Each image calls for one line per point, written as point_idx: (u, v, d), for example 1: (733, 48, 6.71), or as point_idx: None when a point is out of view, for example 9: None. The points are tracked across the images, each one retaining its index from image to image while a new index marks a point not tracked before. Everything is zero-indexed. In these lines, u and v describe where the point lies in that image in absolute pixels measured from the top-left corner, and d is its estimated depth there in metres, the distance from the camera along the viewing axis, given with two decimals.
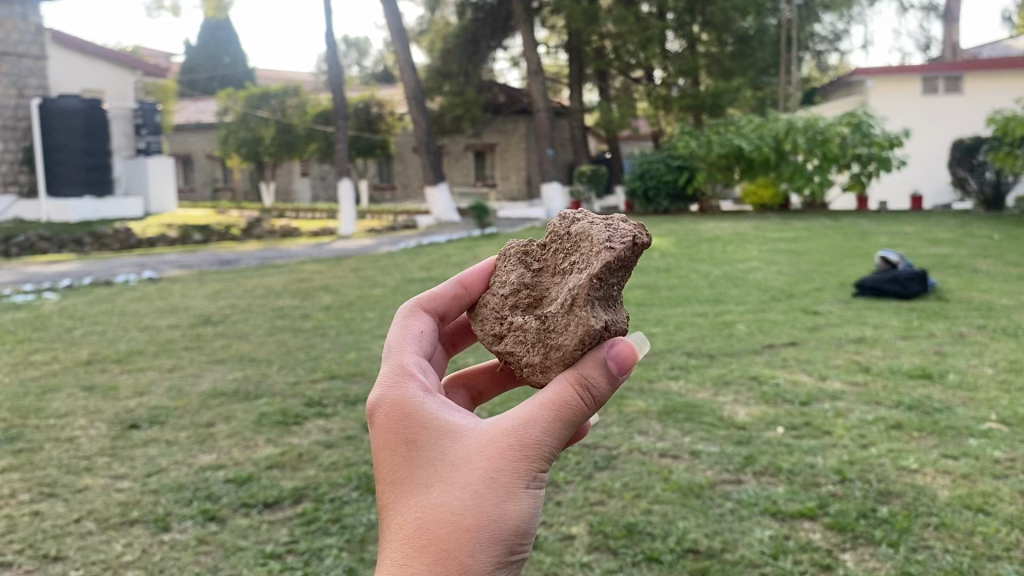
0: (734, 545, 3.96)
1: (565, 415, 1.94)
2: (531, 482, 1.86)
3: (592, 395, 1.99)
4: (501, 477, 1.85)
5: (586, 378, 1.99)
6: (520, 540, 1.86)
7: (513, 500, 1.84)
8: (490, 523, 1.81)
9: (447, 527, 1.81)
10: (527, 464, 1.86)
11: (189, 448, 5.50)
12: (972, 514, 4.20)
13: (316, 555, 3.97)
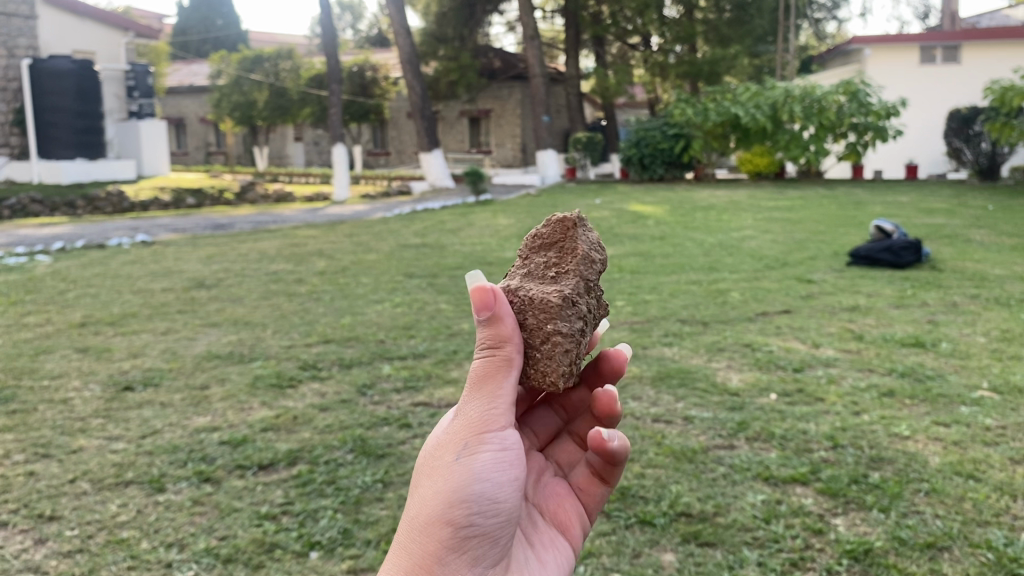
0: (726, 509, 3.99)
1: (483, 381, 1.95)
2: (466, 448, 1.92)
3: (491, 350, 1.97)
4: (444, 452, 1.95)
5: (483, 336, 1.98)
6: (474, 503, 1.91)
7: (450, 469, 1.91)
8: (434, 493, 1.91)
9: (412, 512, 1.94)
10: (461, 434, 1.94)
11: (184, 410, 5.51)
12: (963, 480, 4.23)
13: (311, 516, 3.99)
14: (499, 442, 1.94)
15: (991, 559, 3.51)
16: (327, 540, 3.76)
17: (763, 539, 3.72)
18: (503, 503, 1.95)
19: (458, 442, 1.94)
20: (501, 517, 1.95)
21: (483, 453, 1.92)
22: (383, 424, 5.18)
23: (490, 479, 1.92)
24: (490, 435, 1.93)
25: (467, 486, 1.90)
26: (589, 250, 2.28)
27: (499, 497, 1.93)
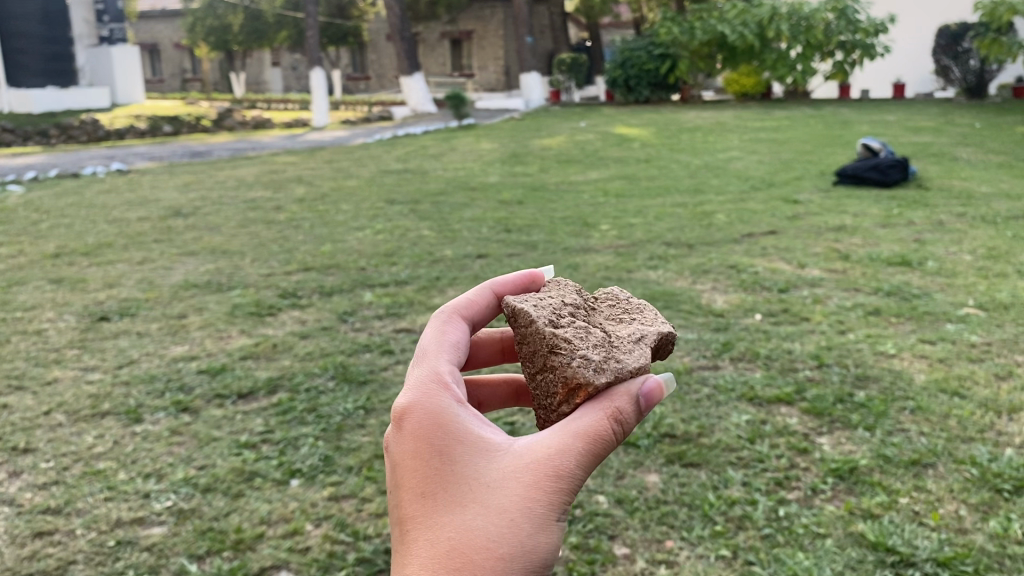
0: (710, 429, 3.96)
1: (602, 451, 1.67)
2: (565, 516, 1.59)
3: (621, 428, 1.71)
4: (544, 508, 1.57)
5: (624, 417, 1.73)
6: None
7: (548, 533, 1.57)
8: (525, 553, 1.54)
9: (487, 555, 1.51)
10: (569, 494, 1.60)
11: (161, 339, 5.41)
12: (948, 397, 4.22)
13: (291, 444, 3.94)
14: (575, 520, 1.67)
15: (975, 474, 3.49)
16: (308, 468, 3.70)
17: (748, 459, 3.69)
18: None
19: (561, 500, 1.59)
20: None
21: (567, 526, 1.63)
22: (365, 351, 5.10)
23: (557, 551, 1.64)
24: None
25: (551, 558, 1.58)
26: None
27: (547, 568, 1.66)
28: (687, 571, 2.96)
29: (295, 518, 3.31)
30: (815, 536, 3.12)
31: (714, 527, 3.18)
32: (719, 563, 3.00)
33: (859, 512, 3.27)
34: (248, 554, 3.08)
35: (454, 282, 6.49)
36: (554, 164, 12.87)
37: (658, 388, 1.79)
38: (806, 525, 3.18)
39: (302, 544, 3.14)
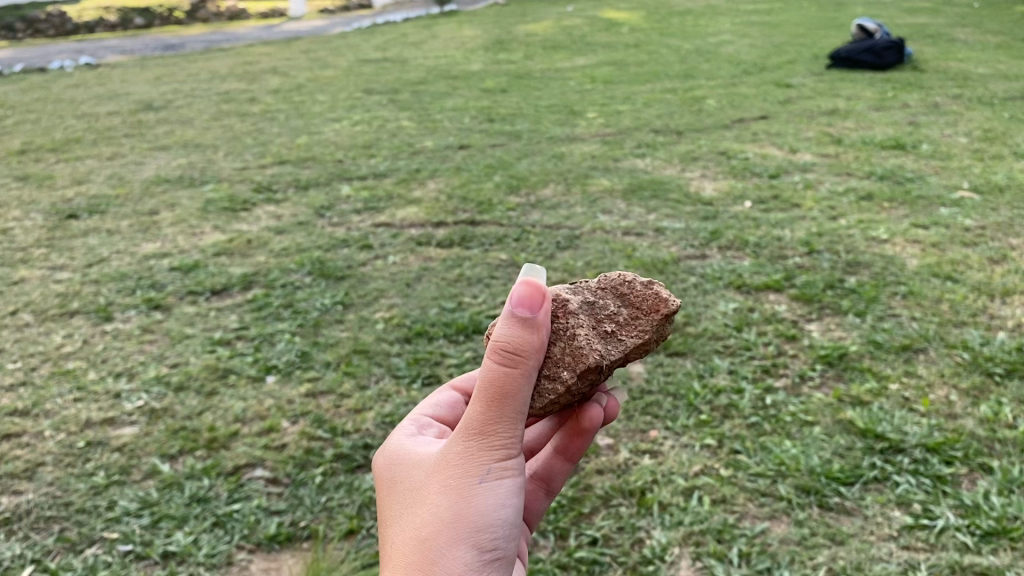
0: (697, 319, 3.85)
1: (506, 396, 1.48)
2: (484, 478, 1.49)
3: (507, 358, 1.47)
4: (459, 484, 1.50)
5: (513, 349, 1.47)
6: (491, 539, 1.53)
7: (470, 506, 1.50)
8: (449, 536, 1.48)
9: (409, 549, 1.50)
10: (483, 461, 1.49)
11: (132, 236, 5.23)
12: (941, 282, 4.11)
13: (267, 340, 3.82)
14: (519, 469, 1.53)
15: (966, 359, 3.42)
16: (284, 365, 3.58)
17: (735, 347, 3.60)
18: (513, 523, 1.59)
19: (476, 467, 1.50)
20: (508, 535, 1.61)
21: (505, 482, 1.51)
22: (343, 246, 4.93)
23: (507, 505, 1.54)
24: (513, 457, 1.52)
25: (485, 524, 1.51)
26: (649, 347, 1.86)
27: (511, 522, 1.57)
28: (671, 460, 2.88)
29: (270, 415, 3.21)
30: (803, 424, 3.05)
31: (700, 417, 3.10)
32: (704, 452, 2.93)
33: (848, 399, 3.20)
34: (222, 453, 2.98)
35: (435, 174, 6.27)
36: (539, 51, 12.42)
37: (521, 292, 1.49)
38: (793, 413, 3.10)
39: (278, 441, 3.05)
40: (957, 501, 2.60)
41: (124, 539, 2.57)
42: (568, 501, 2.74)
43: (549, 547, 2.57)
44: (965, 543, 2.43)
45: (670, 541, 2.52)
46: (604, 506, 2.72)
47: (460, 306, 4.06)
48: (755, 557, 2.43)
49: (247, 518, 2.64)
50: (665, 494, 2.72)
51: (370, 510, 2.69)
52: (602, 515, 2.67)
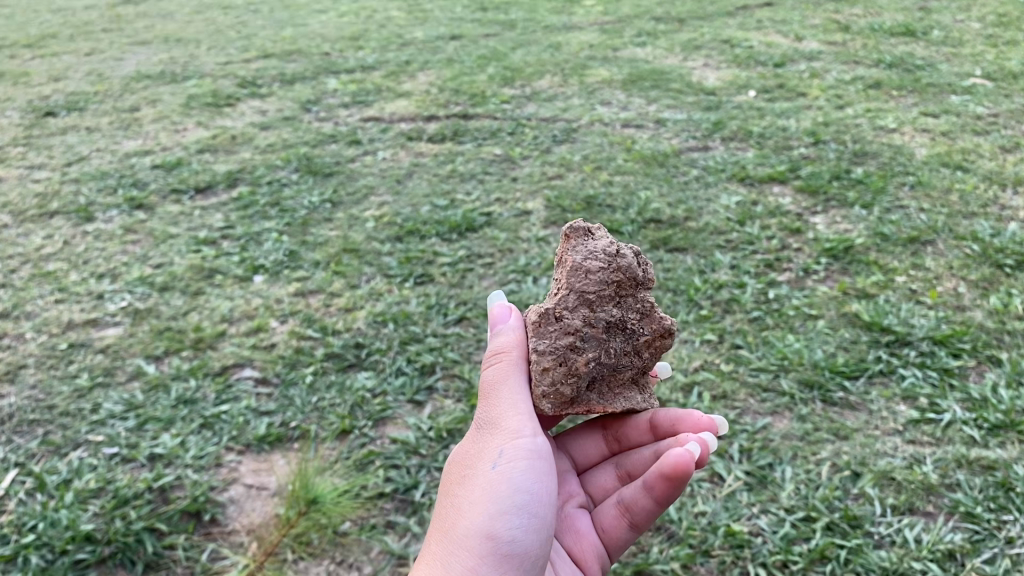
0: (698, 214, 3.71)
1: (503, 384, 1.59)
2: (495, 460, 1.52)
3: (498, 357, 1.63)
4: (475, 472, 1.53)
5: (499, 349, 1.64)
6: (508, 528, 1.47)
7: (484, 488, 1.49)
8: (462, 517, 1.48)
9: (435, 547, 1.47)
10: (492, 444, 1.55)
11: (112, 135, 5.04)
12: (951, 173, 3.96)
13: (253, 240, 3.68)
14: (533, 449, 1.54)
15: (976, 251, 3.30)
16: (272, 263, 3.46)
17: (737, 242, 3.48)
18: (544, 522, 1.54)
19: (488, 454, 1.54)
20: (542, 538, 1.54)
21: (520, 463, 1.52)
22: (331, 142, 4.75)
23: (529, 491, 1.51)
24: (525, 443, 1.54)
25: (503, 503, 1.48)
26: (589, 263, 1.64)
27: (537, 515, 1.52)
28: (671, 357, 2.79)
29: (258, 315, 3.11)
30: (806, 318, 2.96)
31: (700, 313, 3.00)
32: (705, 348, 2.84)
33: (854, 293, 3.10)
34: (209, 354, 2.89)
35: (426, 66, 6.02)
36: None
37: (491, 310, 1.71)
38: (797, 307, 3.01)
39: (267, 341, 2.95)
40: (965, 395, 2.53)
41: (109, 442, 2.50)
42: None
43: None
44: (972, 437, 2.37)
45: None
46: None
47: (453, 203, 3.91)
48: (756, 454, 2.35)
49: (236, 420, 2.56)
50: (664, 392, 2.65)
51: (362, 410, 2.61)
52: None
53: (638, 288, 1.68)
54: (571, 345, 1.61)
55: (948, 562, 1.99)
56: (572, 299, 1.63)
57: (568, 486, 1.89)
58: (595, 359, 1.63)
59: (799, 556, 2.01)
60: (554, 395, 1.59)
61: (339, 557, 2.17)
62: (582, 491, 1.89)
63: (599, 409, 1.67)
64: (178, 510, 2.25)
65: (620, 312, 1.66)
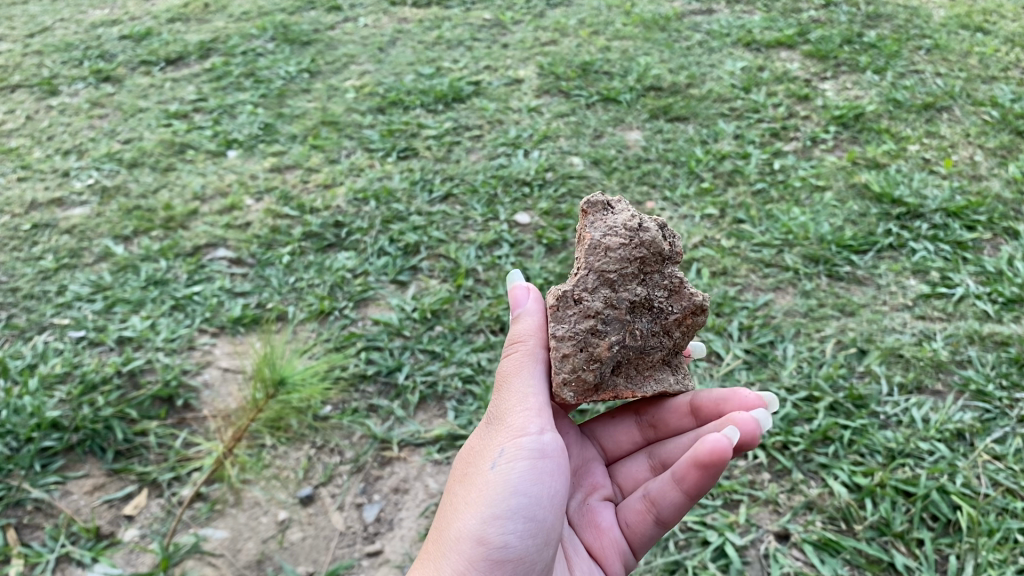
0: (701, 80, 3.48)
1: (516, 375, 1.38)
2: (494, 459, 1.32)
3: (514, 345, 1.41)
4: (476, 474, 1.34)
5: (517, 334, 1.42)
6: (500, 533, 1.27)
7: (479, 491, 1.31)
8: (456, 519, 1.31)
9: (427, 556, 1.31)
10: (495, 442, 1.35)
11: (77, 4, 4.72)
12: (970, 35, 3.71)
13: (228, 113, 3.47)
14: (537, 448, 1.32)
15: (995, 117, 3.10)
16: (247, 138, 3.26)
17: (742, 111, 3.27)
18: (550, 531, 1.33)
19: (490, 454, 1.35)
20: (546, 549, 1.33)
21: (521, 464, 1.31)
22: (309, 9, 4.45)
23: (528, 494, 1.30)
24: (528, 441, 1.32)
25: (494, 506, 1.28)
26: (609, 238, 1.39)
27: (540, 520, 1.31)
28: None
29: (233, 192, 2.94)
30: (813, 190, 2.80)
31: (701, 185, 2.82)
32: (705, 223, 2.68)
33: (863, 163, 2.92)
34: (181, 233, 2.74)
35: None
36: None
37: (511, 288, 1.46)
38: (804, 179, 2.84)
39: (242, 219, 2.79)
40: (979, 268, 2.39)
41: (76, 325, 2.37)
42: (556, 278, 2.46)
43: None
44: (985, 312, 2.24)
45: None
46: None
47: (439, 72, 3.67)
48: (757, 332, 2.22)
49: (209, 302, 2.43)
50: None
51: (342, 291, 2.47)
52: None
53: (666, 262, 1.42)
54: (592, 329, 1.37)
55: (956, 442, 1.89)
56: (591, 279, 1.38)
57: (593, 474, 1.61)
58: (619, 343, 1.39)
59: (800, 438, 1.91)
60: (575, 382, 1.36)
61: (320, 442, 2.09)
62: (609, 481, 1.61)
63: (627, 396, 1.42)
64: (149, 396, 2.15)
65: (647, 290, 1.41)
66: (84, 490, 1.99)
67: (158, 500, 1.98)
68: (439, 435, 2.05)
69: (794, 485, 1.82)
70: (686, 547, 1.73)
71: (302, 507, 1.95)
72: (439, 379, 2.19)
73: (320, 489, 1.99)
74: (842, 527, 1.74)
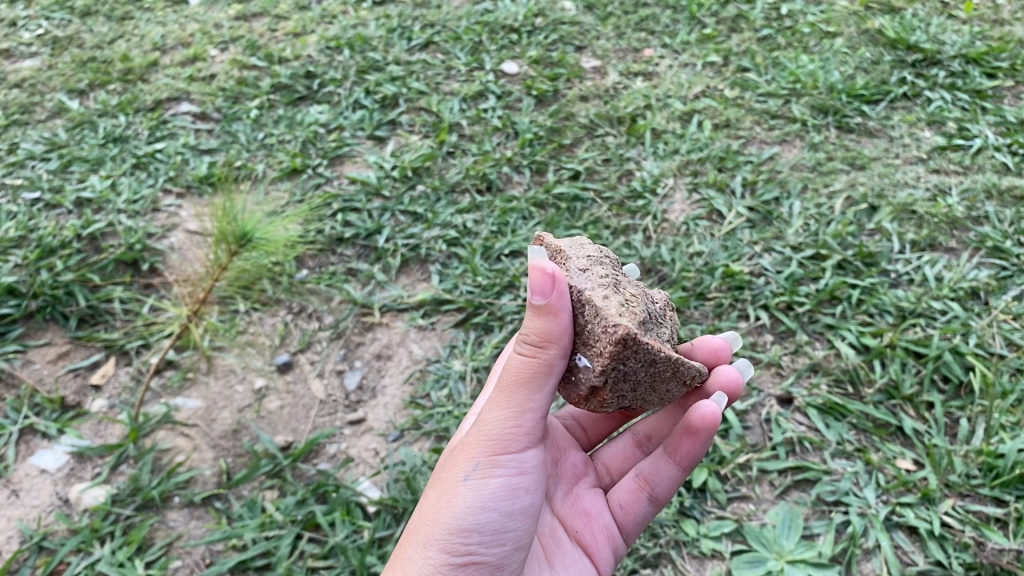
0: None
1: (518, 386, 0.99)
2: (472, 470, 1.03)
3: (532, 341, 0.97)
4: (444, 480, 1.06)
5: (543, 330, 0.96)
6: (467, 551, 1.04)
7: (442, 503, 1.04)
8: (423, 522, 1.05)
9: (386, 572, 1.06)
10: (471, 450, 1.04)
11: None
12: None
13: None
14: (518, 464, 1.05)
15: None
16: None
17: None
18: (523, 541, 1.10)
19: (460, 457, 1.05)
20: (516, 559, 1.11)
21: (498, 478, 1.04)
22: None
23: (500, 511, 1.05)
24: (512, 454, 1.04)
25: (460, 521, 1.03)
26: (590, 253, 1.11)
27: (512, 535, 1.07)
28: (668, 82, 2.44)
29: (195, 43, 2.71)
30: (823, 37, 2.59)
31: (703, 33, 2.61)
32: (707, 72, 2.49)
33: (877, 7, 2.71)
34: (140, 86, 2.53)
35: None
36: None
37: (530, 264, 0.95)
38: (812, 25, 2.64)
39: (206, 71, 2.58)
40: (998, 119, 2.23)
41: (30, 187, 2.20)
42: (546, 133, 2.29)
43: (524, 185, 2.17)
44: (1004, 165, 2.09)
45: (663, 172, 2.13)
46: (588, 138, 2.29)
47: None
48: (761, 188, 2.08)
49: (173, 161, 2.26)
50: (660, 121, 2.29)
51: (316, 147, 2.30)
52: (585, 147, 2.25)
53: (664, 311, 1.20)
54: (628, 301, 1.02)
55: (970, 302, 1.78)
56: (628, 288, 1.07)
57: (570, 457, 1.33)
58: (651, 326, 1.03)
59: (805, 299, 1.79)
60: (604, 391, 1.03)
61: (296, 307, 1.98)
62: (591, 466, 1.35)
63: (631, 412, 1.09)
64: (111, 260, 2.01)
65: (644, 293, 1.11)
66: (48, 359, 1.87)
67: (127, 369, 1.87)
68: (422, 300, 1.92)
69: (799, 348, 1.72)
70: None
71: (280, 375, 1.85)
72: (421, 242, 2.05)
73: (298, 356, 1.88)
74: (848, 391, 1.65)
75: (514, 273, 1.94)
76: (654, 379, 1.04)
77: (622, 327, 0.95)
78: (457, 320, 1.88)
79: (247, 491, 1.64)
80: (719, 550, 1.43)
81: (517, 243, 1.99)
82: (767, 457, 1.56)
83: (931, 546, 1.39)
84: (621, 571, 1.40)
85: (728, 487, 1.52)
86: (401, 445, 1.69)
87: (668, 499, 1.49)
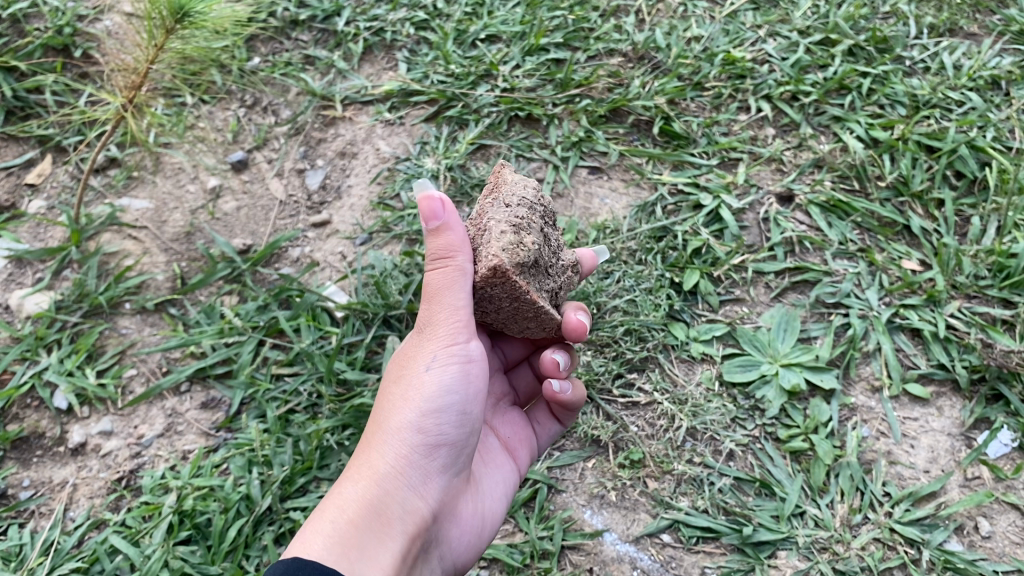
0: None
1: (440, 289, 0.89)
2: (430, 359, 0.91)
3: (436, 259, 0.89)
4: (403, 378, 0.93)
5: (447, 246, 0.88)
6: (437, 436, 0.92)
7: (406, 390, 0.92)
8: (391, 414, 0.92)
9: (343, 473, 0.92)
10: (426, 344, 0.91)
11: None
12: None
13: None
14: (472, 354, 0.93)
15: None
16: None
17: None
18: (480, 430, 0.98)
19: (415, 350, 0.93)
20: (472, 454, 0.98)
21: (456, 369, 0.92)
22: None
23: (463, 397, 0.93)
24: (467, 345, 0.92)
25: (429, 403, 0.91)
26: (532, 195, 0.98)
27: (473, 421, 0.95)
28: None
29: None
30: None
31: None
32: None
33: None
34: None
35: None
36: None
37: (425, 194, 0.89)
38: None
39: None
40: None
41: None
42: None
43: None
44: None
45: None
46: None
47: None
48: None
49: None
50: None
51: None
52: None
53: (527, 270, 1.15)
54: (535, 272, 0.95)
55: (990, 92, 1.62)
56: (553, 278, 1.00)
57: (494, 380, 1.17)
58: (533, 272, 0.94)
59: (812, 88, 1.63)
60: (485, 299, 0.93)
61: (250, 99, 1.79)
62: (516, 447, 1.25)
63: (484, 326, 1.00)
64: (39, 45, 1.78)
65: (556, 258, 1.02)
66: None
67: (65, 167, 1.70)
68: (389, 91, 1.73)
69: (802, 142, 1.58)
70: (675, 213, 1.52)
71: (235, 174, 1.69)
72: (386, 25, 1.84)
73: (255, 153, 1.71)
74: (853, 188, 1.53)
75: (490, 60, 1.73)
76: (514, 314, 0.97)
77: (499, 258, 0.88)
78: (428, 114, 1.70)
79: (204, 297, 1.52)
80: (709, 354, 1.34)
81: (494, 26, 1.79)
82: (763, 257, 1.45)
83: (935, 350, 1.32)
84: (606, 375, 1.32)
85: (721, 289, 1.42)
86: (370, 249, 1.54)
87: (657, 302, 1.39)
